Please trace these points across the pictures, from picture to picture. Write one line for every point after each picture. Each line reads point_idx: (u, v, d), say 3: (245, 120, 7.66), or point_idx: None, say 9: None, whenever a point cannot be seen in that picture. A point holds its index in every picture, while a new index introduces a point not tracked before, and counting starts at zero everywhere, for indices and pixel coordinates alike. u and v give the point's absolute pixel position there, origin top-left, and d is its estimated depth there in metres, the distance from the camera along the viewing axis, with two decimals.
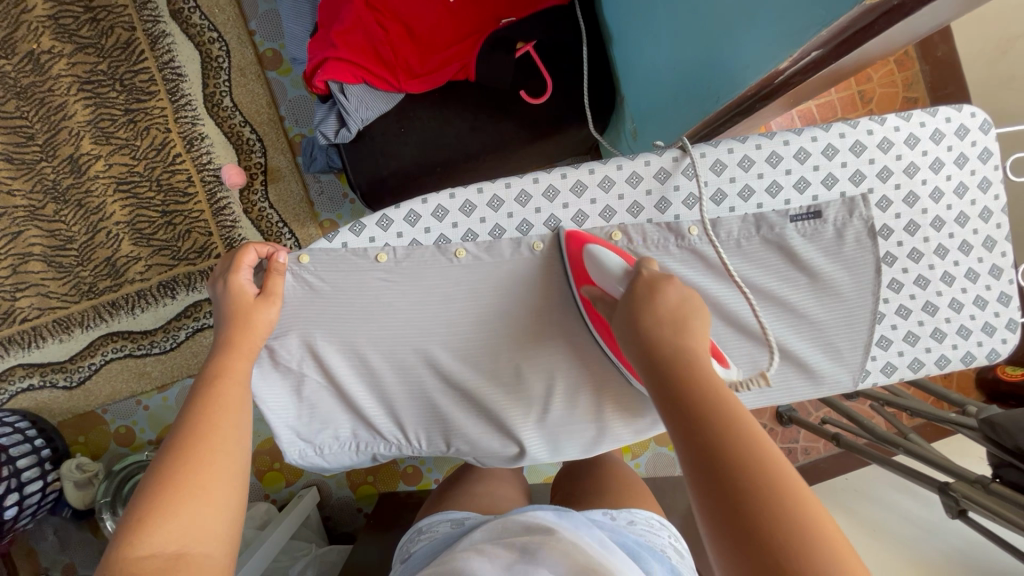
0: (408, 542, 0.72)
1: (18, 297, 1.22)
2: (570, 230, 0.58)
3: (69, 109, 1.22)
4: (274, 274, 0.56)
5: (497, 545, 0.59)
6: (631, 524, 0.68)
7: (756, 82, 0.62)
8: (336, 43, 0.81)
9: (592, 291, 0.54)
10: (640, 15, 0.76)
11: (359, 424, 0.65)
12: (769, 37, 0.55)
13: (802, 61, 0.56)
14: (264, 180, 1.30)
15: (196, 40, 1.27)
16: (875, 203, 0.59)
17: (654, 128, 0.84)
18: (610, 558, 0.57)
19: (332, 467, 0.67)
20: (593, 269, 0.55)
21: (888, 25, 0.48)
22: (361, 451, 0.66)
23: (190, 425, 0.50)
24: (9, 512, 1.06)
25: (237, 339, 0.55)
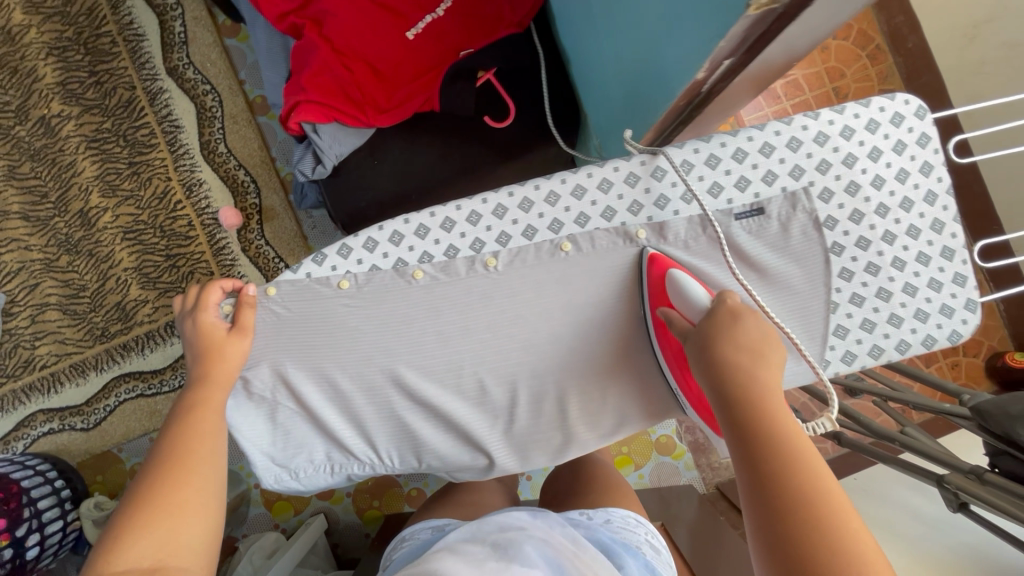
0: (391, 550, 0.74)
1: (38, 346, 1.31)
2: (654, 253, 0.58)
3: (78, 167, 1.31)
4: (244, 307, 0.59)
5: (471, 543, 0.61)
6: (607, 522, 0.69)
7: (684, 91, 0.60)
8: (305, 87, 0.86)
9: (669, 314, 0.54)
10: (590, 38, 0.79)
11: (333, 446, 0.65)
12: (682, 47, 0.56)
13: (718, 70, 0.56)
14: (259, 220, 1.35)
15: (191, 93, 1.35)
16: (821, 195, 0.59)
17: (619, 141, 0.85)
18: (587, 557, 0.60)
19: (309, 490, 0.68)
20: (673, 294, 0.55)
21: (781, 30, 0.47)
22: (336, 472, 0.66)
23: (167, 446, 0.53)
24: (31, 552, 1.10)
25: (212, 372, 0.57)
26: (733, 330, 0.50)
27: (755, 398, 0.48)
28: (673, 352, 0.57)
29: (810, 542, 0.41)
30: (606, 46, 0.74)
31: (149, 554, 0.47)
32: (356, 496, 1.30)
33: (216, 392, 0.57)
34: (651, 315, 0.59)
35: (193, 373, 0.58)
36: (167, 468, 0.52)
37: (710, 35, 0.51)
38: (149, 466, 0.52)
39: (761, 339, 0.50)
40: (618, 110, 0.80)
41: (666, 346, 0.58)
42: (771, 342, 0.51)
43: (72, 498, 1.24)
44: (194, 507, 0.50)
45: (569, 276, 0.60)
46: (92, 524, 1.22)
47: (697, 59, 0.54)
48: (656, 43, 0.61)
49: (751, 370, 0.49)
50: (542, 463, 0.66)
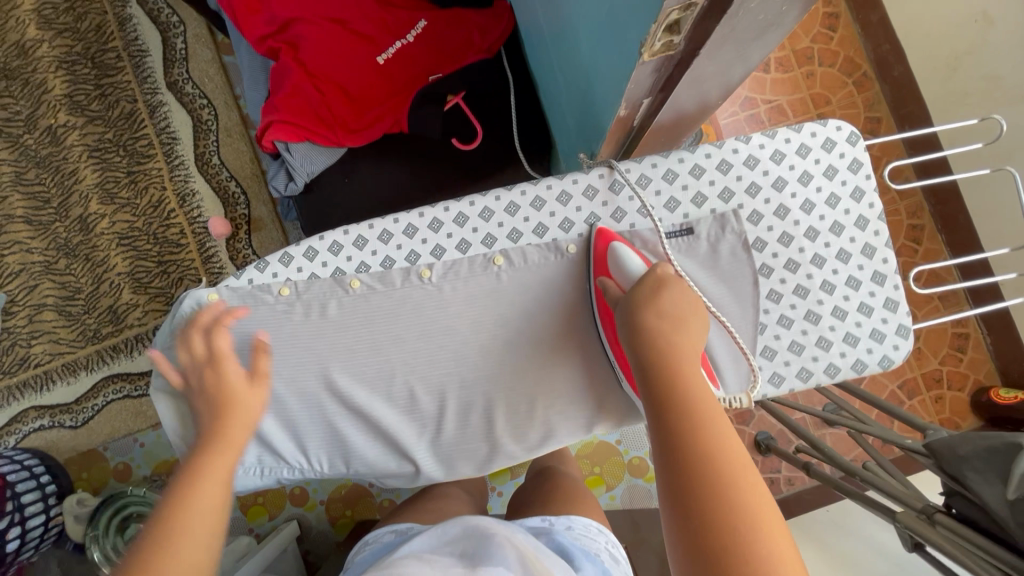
0: (357, 550, 0.73)
1: (33, 345, 1.37)
2: (600, 227, 0.60)
3: (79, 174, 1.38)
4: (220, 331, 0.57)
5: (440, 553, 0.57)
6: (568, 530, 0.68)
7: (615, 127, 0.61)
8: (280, 107, 0.90)
9: (607, 283, 0.56)
10: (547, 64, 0.82)
11: (263, 450, 0.65)
12: (607, 86, 0.57)
13: (642, 107, 0.55)
14: (248, 230, 1.39)
15: (188, 107, 1.41)
16: (750, 218, 0.60)
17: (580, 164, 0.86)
18: (546, 562, 0.57)
19: (241, 489, 0.68)
20: (613, 265, 0.57)
21: (682, 76, 0.47)
22: (267, 475, 0.67)
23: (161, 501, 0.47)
24: (12, 545, 1.14)
25: (227, 426, 0.53)
26: (653, 299, 0.51)
27: (671, 360, 0.48)
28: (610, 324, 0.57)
29: (710, 499, 0.41)
30: (558, 73, 0.77)
31: None
32: (329, 503, 1.32)
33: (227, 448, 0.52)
34: (594, 291, 0.59)
35: (207, 429, 0.53)
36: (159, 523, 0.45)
37: (620, 82, 0.52)
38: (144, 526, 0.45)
39: (681, 308, 0.51)
40: (573, 133, 0.82)
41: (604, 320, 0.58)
42: (693, 313, 0.52)
43: (57, 493, 1.28)
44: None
45: (500, 293, 0.61)
46: (74, 519, 1.25)
47: (615, 103, 0.55)
48: (588, 79, 0.63)
49: (670, 334, 0.50)
50: (468, 472, 0.66)
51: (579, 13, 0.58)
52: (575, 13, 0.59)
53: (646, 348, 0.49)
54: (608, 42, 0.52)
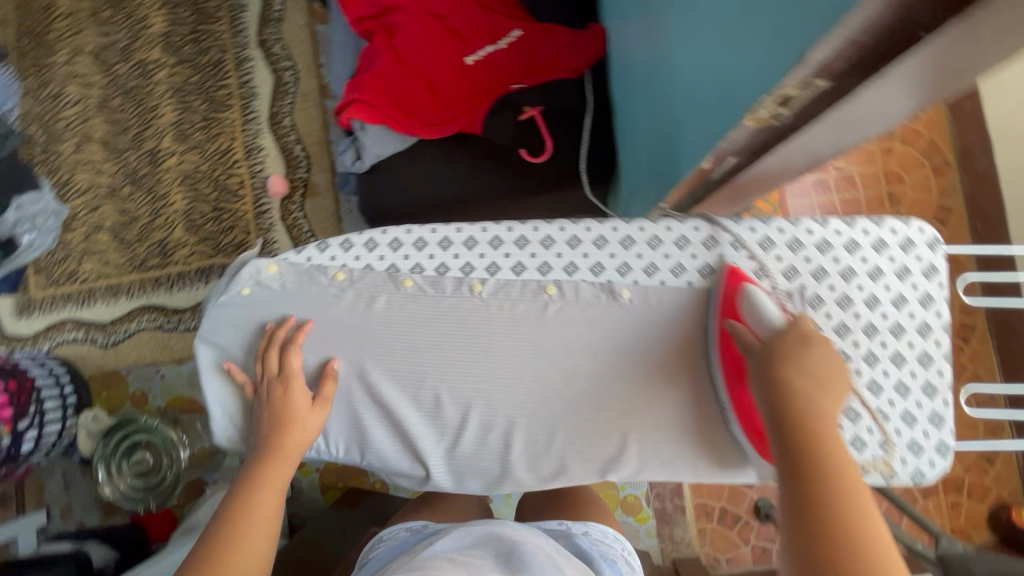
0: (367, 549, 0.77)
1: (84, 262, 1.44)
2: (732, 266, 0.59)
3: (160, 110, 1.45)
4: (292, 352, 0.61)
5: (468, 554, 0.60)
6: (586, 534, 0.71)
7: (693, 176, 0.60)
8: (362, 88, 0.92)
9: (737, 326, 0.54)
10: (631, 97, 0.83)
11: None
12: (699, 130, 0.57)
13: (724, 164, 0.55)
14: (303, 193, 1.42)
15: (272, 66, 1.46)
16: (812, 301, 0.59)
17: (647, 203, 0.85)
18: (570, 562, 0.62)
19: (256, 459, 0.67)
20: (744, 307, 0.55)
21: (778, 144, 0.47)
22: None
23: (214, 534, 0.55)
24: (26, 446, 1.21)
25: (282, 448, 0.60)
26: (800, 359, 0.49)
27: (810, 429, 0.47)
28: (732, 365, 0.57)
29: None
30: (641, 107, 0.77)
31: None
32: (324, 473, 1.34)
33: (274, 494, 0.58)
34: (716, 327, 0.58)
35: (266, 440, 0.60)
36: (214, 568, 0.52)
37: (715, 132, 0.52)
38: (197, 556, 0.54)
39: (826, 369, 0.49)
40: (645, 171, 0.81)
41: (725, 358, 0.57)
42: (836, 376, 0.50)
43: (76, 406, 1.36)
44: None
45: (545, 319, 0.61)
46: (87, 434, 1.34)
47: (703, 149, 0.56)
48: (676, 123, 0.63)
49: (812, 399, 0.48)
50: (475, 489, 0.64)
51: (684, 56, 0.58)
52: (681, 56, 0.59)
53: (785, 410, 0.48)
54: (712, 91, 0.52)
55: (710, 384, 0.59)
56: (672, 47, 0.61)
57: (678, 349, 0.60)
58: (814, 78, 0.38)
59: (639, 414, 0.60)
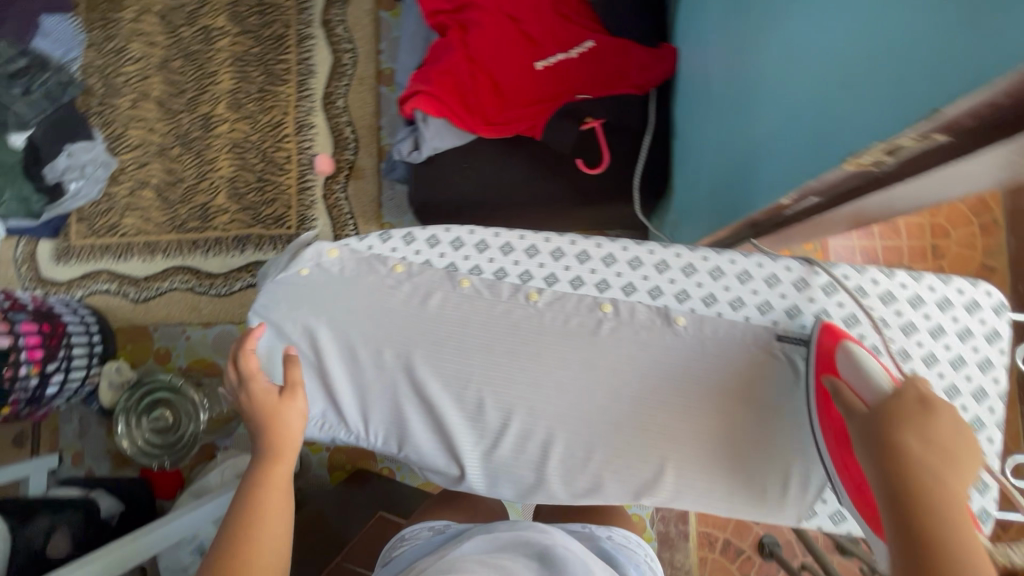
0: (391, 548, 0.80)
1: (126, 216, 1.47)
2: (827, 323, 0.56)
3: (218, 77, 1.47)
4: (247, 356, 0.62)
5: (500, 557, 0.63)
6: (609, 537, 0.73)
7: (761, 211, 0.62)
8: (430, 81, 0.93)
9: (833, 383, 0.51)
10: (700, 123, 0.83)
11: (330, 408, 0.65)
12: (785, 166, 0.57)
13: (804, 202, 0.55)
14: (348, 175, 1.43)
15: (332, 46, 1.47)
16: (870, 352, 0.58)
17: (702, 228, 0.85)
18: (597, 563, 0.65)
19: None
20: (842, 363, 0.52)
21: (873, 191, 0.47)
22: (323, 432, 0.66)
23: (228, 544, 0.55)
24: (51, 389, 1.23)
25: (268, 441, 0.60)
26: (919, 428, 0.45)
27: (929, 509, 0.42)
28: (835, 426, 0.53)
29: None
30: (712, 134, 0.78)
31: None
32: (333, 452, 1.35)
33: (282, 495, 0.59)
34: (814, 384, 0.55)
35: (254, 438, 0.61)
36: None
37: (808, 171, 0.53)
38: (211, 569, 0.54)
39: (953, 441, 0.44)
40: (706, 197, 0.81)
41: (825, 418, 0.54)
42: (967, 452, 0.44)
43: (101, 355, 1.38)
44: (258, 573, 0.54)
45: (598, 335, 0.61)
46: (108, 385, 1.36)
47: (787, 185, 0.56)
48: (756, 154, 0.63)
49: (933, 474, 0.43)
50: (507, 496, 0.64)
51: (780, 89, 0.58)
52: (774, 89, 0.59)
53: (899, 484, 0.43)
54: (810, 129, 0.52)
55: (760, 422, 0.58)
56: (769, 78, 0.60)
57: (741, 387, 0.59)
58: (934, 133, 0.38)
59: (675, 443, 0.59)
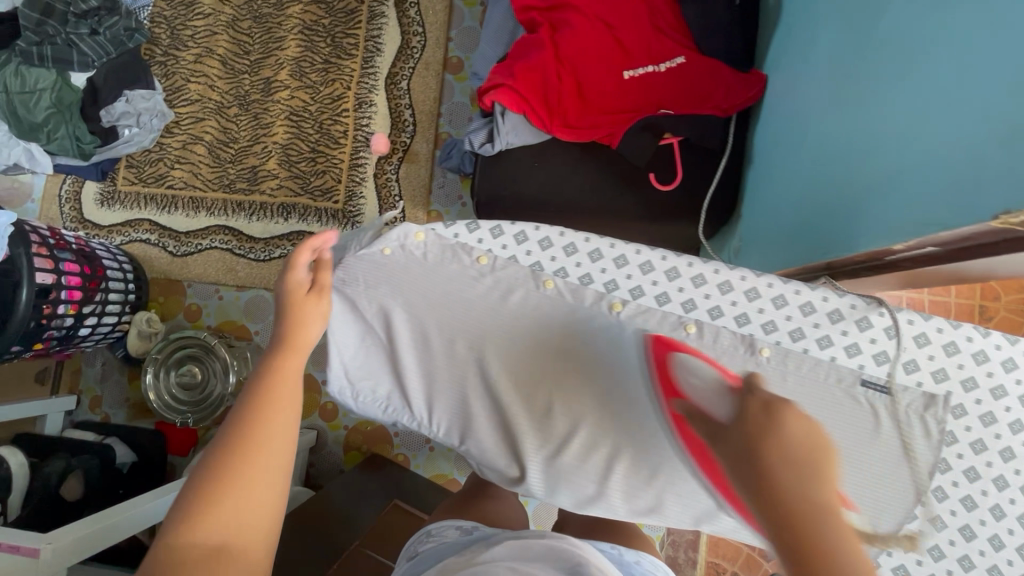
0: (415, 543, 0.79)
1: (175, 168, 1.46)
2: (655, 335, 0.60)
3: (285, 43, 1.47)
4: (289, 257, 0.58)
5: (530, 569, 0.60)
6: (638, 563, 0.69)
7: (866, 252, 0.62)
8: (515, 76, 0.93)
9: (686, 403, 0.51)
10: (786, 156, 0.83)
11: (398, 391, 0.67)
12: (902, 214, 0.56)
13: (916, 251, 0.56)
14: (401, 157, 1.43)
15: (403, 28, 1.46)
16: (953, 409, 0.56)
17: (776, 260, 0.84)
18: None
19: (360, 413, 0.71)
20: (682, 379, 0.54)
21: (1009, 251, 0.47)
22: (388, 414, 0.68)
23: (231, 444, 0.48)
24: (83, 331, 1.23)
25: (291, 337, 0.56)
26: (772, 429, 0.38)
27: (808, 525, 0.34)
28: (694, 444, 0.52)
29: None
30: (802, 167, 0.78)
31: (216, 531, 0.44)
32: (351, 432, 1.33)
33: (288, 402, 0.52)
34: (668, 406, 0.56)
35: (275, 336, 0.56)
36: (219, 483, 0.46)
37: (933, 221, 0.52)
38: (197, 469, 0.47)
39: (810, 443, 0.37)
40: (785, 231, 0.81)
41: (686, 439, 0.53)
42: (821, 448, 0.37)
43: (133, 305, 1.38)
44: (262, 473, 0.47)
45: (678, 357, 0.60)
46: (137, 334, 1.35)
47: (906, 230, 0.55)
48: (865, 196, 0.63)
49: (806, 484, 0.35)
50: (564, 505, 0.65)
51: (905, 135, 0.57)
52: (898, 134, 0.58)
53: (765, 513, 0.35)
54: (941, 179, 0.52)
55: None
56: (893, 121, 0.60)
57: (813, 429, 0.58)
58: None
59: None
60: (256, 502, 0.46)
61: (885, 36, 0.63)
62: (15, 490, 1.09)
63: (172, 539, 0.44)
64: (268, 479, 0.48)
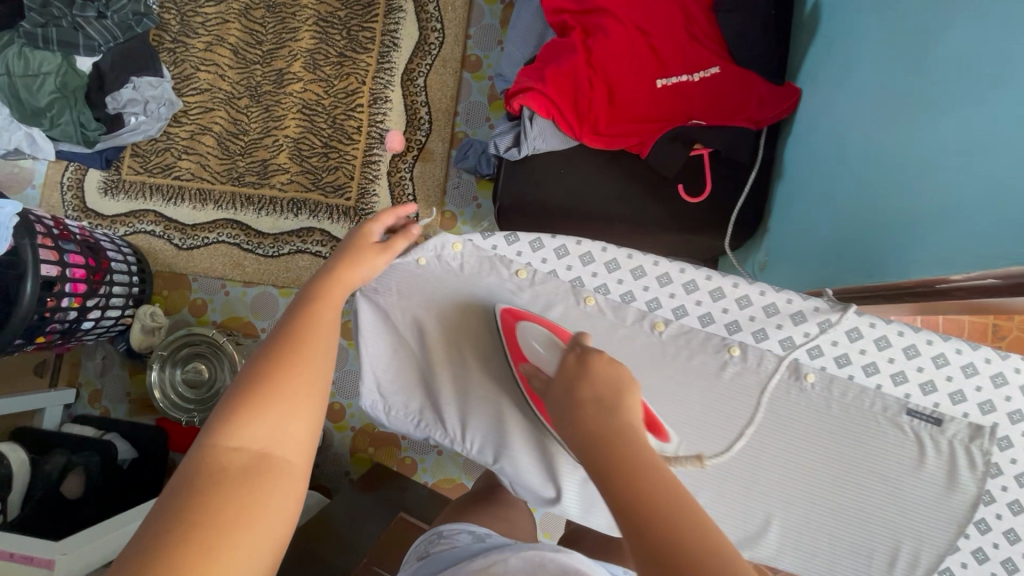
0: (426, 542, 0.77)
1: (182, 159, 1.43)
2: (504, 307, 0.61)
3: (299, 34, 1.43)
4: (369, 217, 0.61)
5: None
6: None
7: (921, 280, 0.63)
8: (545, 79, 0.91)
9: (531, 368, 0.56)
10: (822, 175, 0.83)
11: (430, 406, 0.67)
12: (967, 243, 0.57)
13: (975, 282, 0.57)
14: (416, 156, 1.40)
15: (420, 23, 1.43)
16: (999, 442, 0.55)
17: (806, 279, 0.85)
18: None
19: (389, 427, 0.71)
20: (528, 347, 0.59)
21: None
22: (420, 428, 0.68)
23: (275, 366, 0.51)
24: (85, 325, 1.20)
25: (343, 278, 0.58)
26: (582, 374, 0.49)
27: (627, 442, 0.44)
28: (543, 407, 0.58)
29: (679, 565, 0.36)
30: (841, 186, 0.78)
31: (256, 440, 0.47)
32: (358, 435, 1.31)
33: (326, 330, 0.55)
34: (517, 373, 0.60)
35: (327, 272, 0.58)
36: (262, 392, 0.49)
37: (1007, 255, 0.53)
38: (241, 381, 0.50)
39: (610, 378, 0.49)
40: (824, 251, 0.81)
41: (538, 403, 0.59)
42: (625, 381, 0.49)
43: (137, 298, 1.34)
44: (303, 398, 0.50)
45: (720, 377, 0.60)
46: (140, 328, 1.31)
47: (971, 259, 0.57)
48: (919, 223, 0.64)
49: (610, 410, 0.46)
50: (599, 524, 0.65)
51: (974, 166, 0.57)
52: (960, 163, 0.59)
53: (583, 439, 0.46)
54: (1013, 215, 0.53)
55: (863, 491, 0.58)
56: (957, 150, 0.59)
57: (856, 456, 0.58)
58: None
59: (787, 500, 0.60)
60: (296, 414, 0.50)
61: (949, 62, 0.62)
62: (15, 489, 1.05)
63: (218, 442, 0.46)
64: (307, 394, 0.51)
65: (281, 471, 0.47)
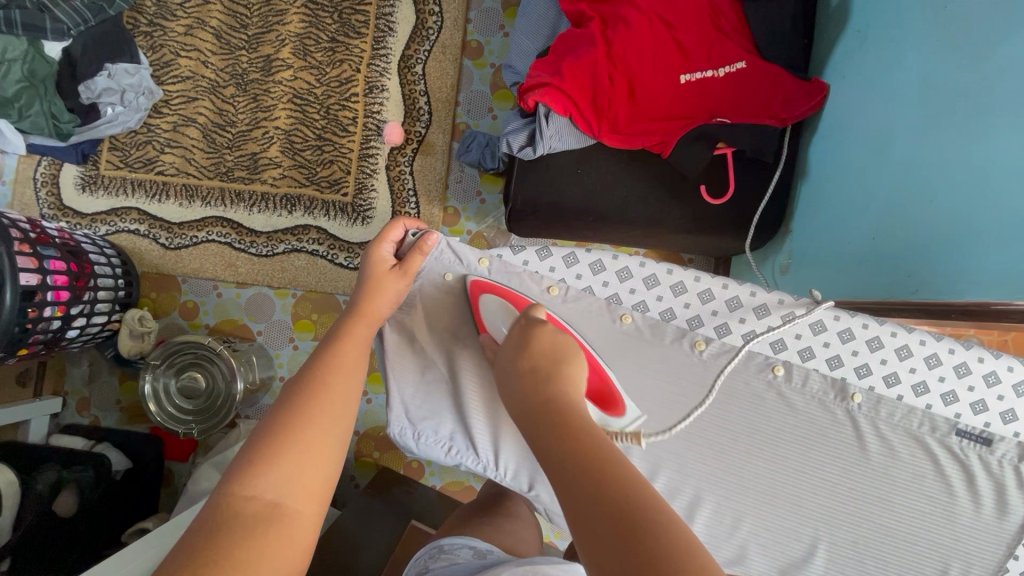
0: (425, 556, 0.72)
1: (165, 152, 1.34)
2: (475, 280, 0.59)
3: (286, 18, 1.34)
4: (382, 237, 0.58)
5: None
6: None
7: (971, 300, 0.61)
8: (563, 74, 0.84)
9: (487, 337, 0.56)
10: (854, 175, 0.80)
11: (461, 429, 0.64)
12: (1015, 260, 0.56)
13: None
14: (416, 149, 1.34)
15: (417, 6, 1.35)
16: None
17: (835, 284, 0.83)
18: None
19: (419, 453, 0.68)
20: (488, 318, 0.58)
21: None
22: (451, 455, 0.65)
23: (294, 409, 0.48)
24: (70, 334, 1.13)
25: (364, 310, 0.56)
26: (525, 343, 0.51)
27: (568, 413, 0.44)
28: None
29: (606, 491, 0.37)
30: (879, 190, 0.75)
31: (271, 489, 0.43)
32: (362, 439, 1.27)
33: (350, 374, 0.53)
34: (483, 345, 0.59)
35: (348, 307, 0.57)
36: (280, 439, 0.46)
37: None
38: (258, 429, 0.47)
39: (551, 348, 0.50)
40: (856, 255, 0.79)
41: None
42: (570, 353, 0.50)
43: (123, 302, 1.27)
44: (322, 441, 0.47)
45: (765, 399, 0.58)
46: (128, 334, 1.25)
47: None
48: (968, 234, 0.62)
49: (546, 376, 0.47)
50: None
51: None
52: (1019, 173, 0.57)
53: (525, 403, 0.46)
54: None
55: (914, 513, 0.56)
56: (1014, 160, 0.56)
57: (905, 478, 0.56)
58: None
59: (834, 522, 0.58)
60: (313, 461, 0.46)
61: (1006, 65, 0.59)
62: None
63: (229, 491, 0.42)
64: (323, 439, 0.47)
65: (298, 523, 0.43)
